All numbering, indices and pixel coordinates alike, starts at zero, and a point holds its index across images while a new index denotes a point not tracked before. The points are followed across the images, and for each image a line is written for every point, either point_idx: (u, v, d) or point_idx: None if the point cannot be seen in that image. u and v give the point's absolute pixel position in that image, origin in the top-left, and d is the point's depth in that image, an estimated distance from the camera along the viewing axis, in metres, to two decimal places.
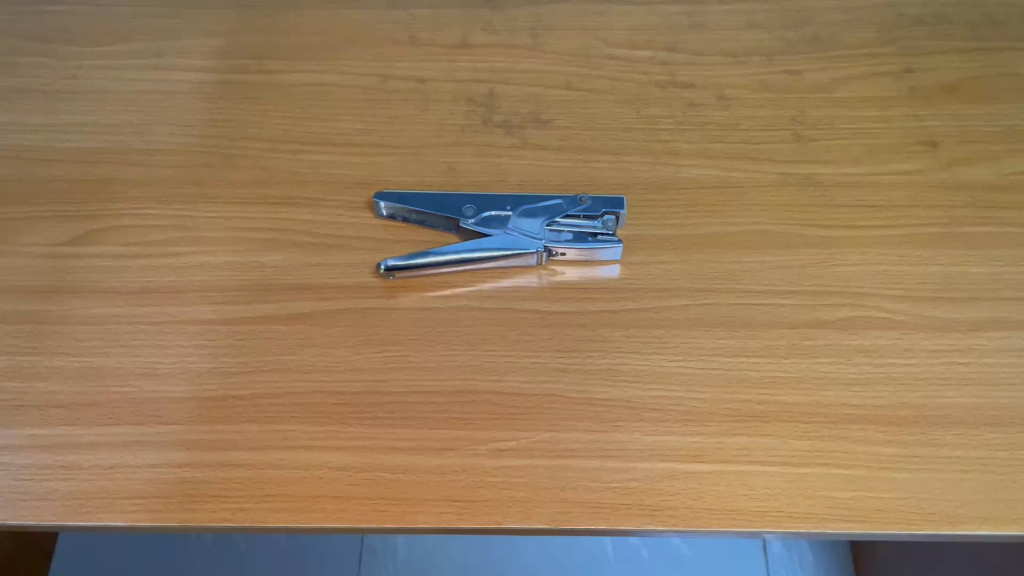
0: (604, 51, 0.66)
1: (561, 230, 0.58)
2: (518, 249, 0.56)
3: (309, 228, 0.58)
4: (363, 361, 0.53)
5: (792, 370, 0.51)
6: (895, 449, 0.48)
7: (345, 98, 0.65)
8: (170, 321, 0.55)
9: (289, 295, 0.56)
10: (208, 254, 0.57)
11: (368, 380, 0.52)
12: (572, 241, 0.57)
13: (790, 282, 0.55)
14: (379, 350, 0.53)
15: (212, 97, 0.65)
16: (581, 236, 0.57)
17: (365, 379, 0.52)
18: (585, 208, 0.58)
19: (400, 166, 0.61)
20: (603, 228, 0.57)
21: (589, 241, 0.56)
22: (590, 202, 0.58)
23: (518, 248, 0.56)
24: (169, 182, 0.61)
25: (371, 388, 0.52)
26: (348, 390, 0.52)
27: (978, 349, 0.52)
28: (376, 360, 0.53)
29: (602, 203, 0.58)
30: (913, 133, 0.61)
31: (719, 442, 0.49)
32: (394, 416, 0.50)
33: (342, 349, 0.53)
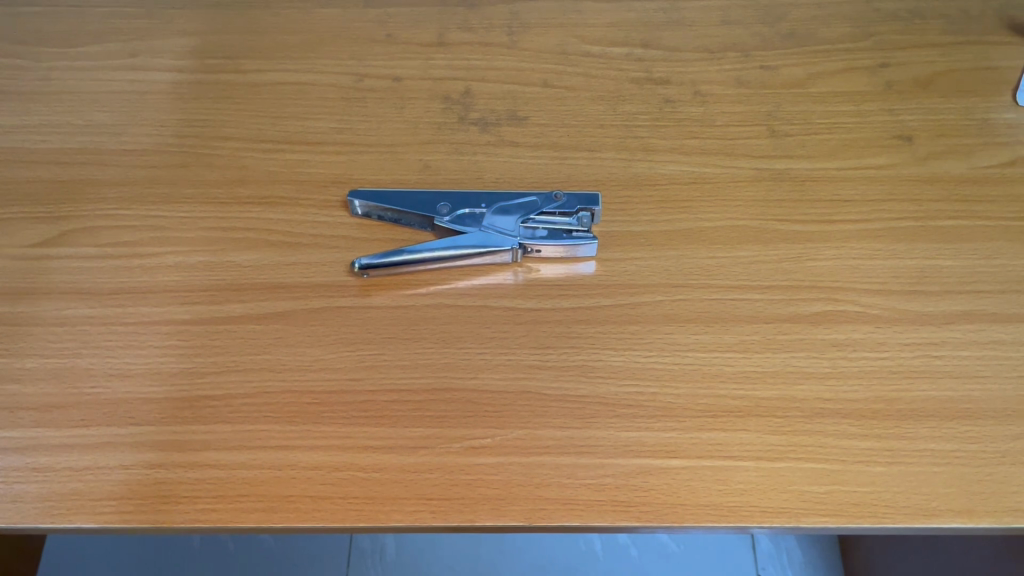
0: (581, 48, 0.66)
1: (536, 227, 0.57)
2: (494, 245, 0.56)
3: (283, 227, 0.58)
4: (337, 360, 0.52)
5: (767, 364, 0.52)
6: (868, 442, 0.49)
7: (321, 97, 0.64)
8: (143, 322, 0.54)
9: (262, 294, 0.55)
10: (181, 254, 0.57)
11: (342, 378, 0.52)
12: (547, 237, 0.57)
13: (765, 278, 0.55)
14: (353, 349, 0.53)
15: (185, 96, 0.64)
16: (557, 233, 0.57)
17: (338, 378, 0.52)
18: (560, 204, 0.57)
19: (375, 164, 0.61)
20: (579, 224, 0.57)
21: (564, 238, 0.56)
22: (566, 198, 0.58)
23: (494, 245, 0.56)
24: (141, 181, 0.60)
25: (345, 387, 0.51)
26: (322, 389, 0.51)
27: (951, 343, 0.52)
28: (349, 358, 0.53)
29: (577, 199, 0.58)
30: (886, 128, 0.61)
31: (694, 437, 0.49)
32: (366, 415, 0.50)
33: (315, 348, 0.53)
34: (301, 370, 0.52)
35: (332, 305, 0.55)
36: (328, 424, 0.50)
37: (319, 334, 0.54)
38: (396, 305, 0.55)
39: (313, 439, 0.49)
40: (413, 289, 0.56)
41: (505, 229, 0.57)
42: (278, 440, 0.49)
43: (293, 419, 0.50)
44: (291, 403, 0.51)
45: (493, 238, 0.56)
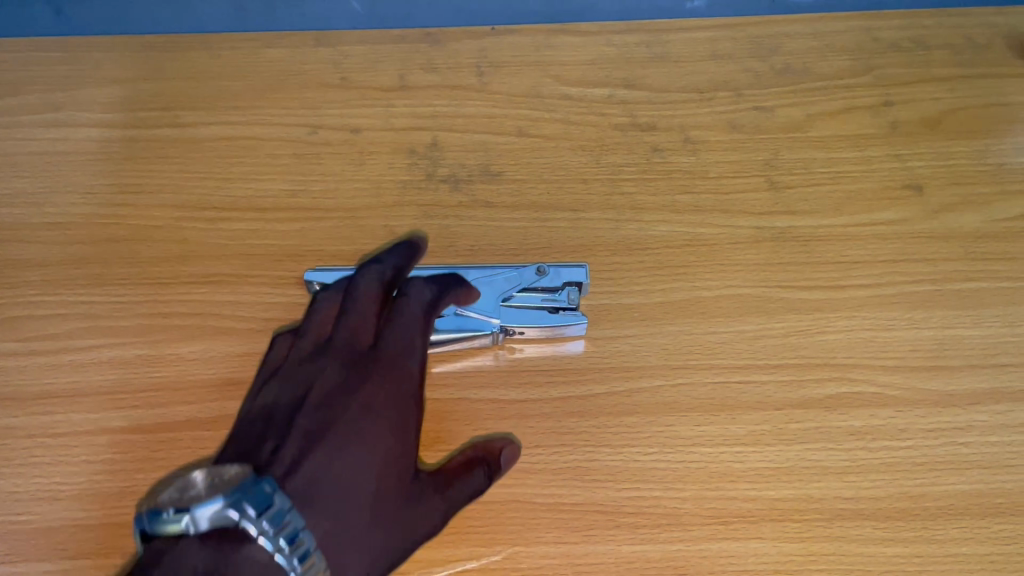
0: (558, 90, 0.60)
1: (520, 306, 0.51)
2: (473, 334, 0.50)
3: (233, 310, 0.52)
4: (367, 377, 0.43)
5: (780, 459, 0.47)
6: (896, 548, 0.44)
7: (270, 154, 0.57)
8: (74, 431, 0.48)
9: (211, 393, 0.49)
10: (117, 347, 0.50)
11: (372, 401, 0.42)
12: (533, 319, 0.51)
13: (774, 356, 0.50)
14: (385, 367, 0.44)
15: (117, 157, 0.57)
16: (543, 313, 0.51)
17: (368, 400, 0.42)
18: (544, 279, 0.51)
19: (334, 233, 0.54)
20: (567, 301, 0.51)
21: (550, 319, 0.50)
22: (551, 271, 0.52)
23: (473, 333, 0.50)
24: (69, 261, 0.53)
25: (373, 412, 0.42)
26: (346, 410, 0.41)
27: (979, 427, 0.47)
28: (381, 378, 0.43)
29: (564, 271, 0.52)
30: (894, 176, 0.56)
31: (704, 549, 0.44)
32: (394, 453, 0.41)
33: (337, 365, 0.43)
34: (319, 387, 0.43)
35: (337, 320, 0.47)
36: (353, 450, 0.40)
37: (342, 350, 0.44)
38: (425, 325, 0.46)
39: (332, 463, 0.39)
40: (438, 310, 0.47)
41: (483, 309, 0.50)
42: (289, 452, 0.39)
43: (306, 435, 0.40)
44: (307, 420, 0.41)
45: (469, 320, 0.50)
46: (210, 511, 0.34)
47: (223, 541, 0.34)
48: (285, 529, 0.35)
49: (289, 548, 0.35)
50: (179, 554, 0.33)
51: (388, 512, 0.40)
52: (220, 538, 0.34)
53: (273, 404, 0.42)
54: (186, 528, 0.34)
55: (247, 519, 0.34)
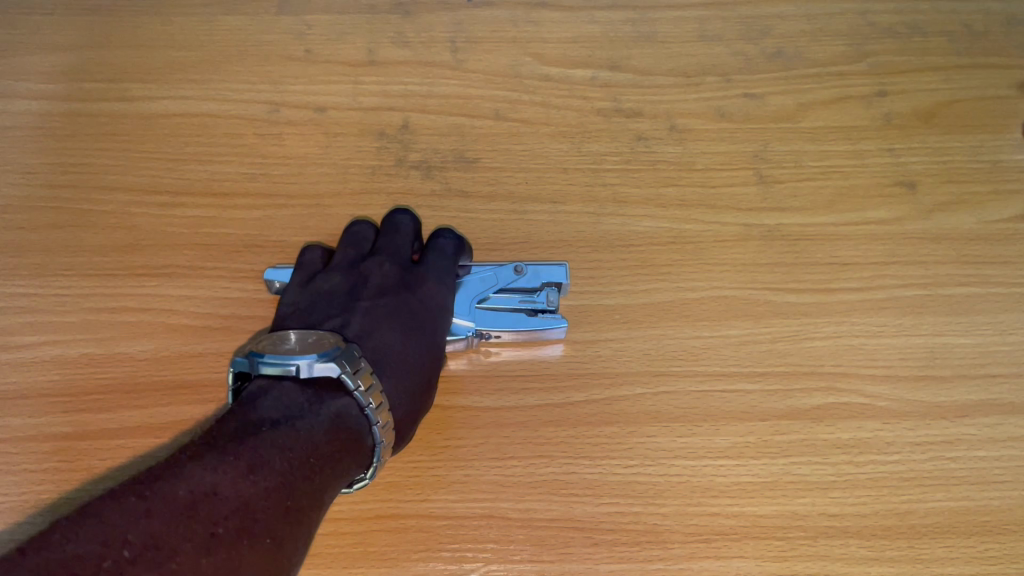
0: (537, 70, 0.56)
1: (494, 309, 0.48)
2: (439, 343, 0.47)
3: (187, 306, 0.48)
4: (423, 275, 0.46)
5: (764, 474, 0.45)
6: (883, 568, 0.42)
7: (227, 133, 0.53)
8: (14, 437, 0.44)
9: (163, 397, 0.46)
10: (60, 345, 0.47)
11: (428, 298, 0.45)
12: (508, 324, 0.48)
13: (759, 363, 0.48)
14: (436, 270, 0.47)
15: (60, 133, 0.53)
16: (519, 317, 0.48)
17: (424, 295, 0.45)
18: (522, 279, 0.48)
19: (297, 222, 0.51)
20: (546, 303, 0.48)
21: (529, 323, 0.47)
22: (529, 271, 0.48)
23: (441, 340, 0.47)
24: (7, 248, 0.49)
25: (428, 306, 0.45)
26: (406, 299, 0.44)
27: (967, 441, 0.46)
28: (435, 278, 0.46)
29: (543, 272, 0.48)
30: (887, 171, 0.54)
31: (685, 569, 0.42)
32: (442, 344, 0.45)
33: (392, 261, 0.46)
34: (377, 277, 0.45)
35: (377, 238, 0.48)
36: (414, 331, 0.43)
37: (393, 250, 0.47)
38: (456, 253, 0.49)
39: (395, 339, 0.43)
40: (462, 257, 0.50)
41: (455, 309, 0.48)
42: (356, 327, 0.43)
43: (372, 315, 0.43)
44: (370, 303, 0.44)
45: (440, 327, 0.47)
46: (315, 363, 0.38)
47: (320, 389, 0.38)
48: (371, 387, 0.39)
49: (378, 403, 0.39)
50: (281, 394, 0.38)
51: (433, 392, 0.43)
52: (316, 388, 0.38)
53: (330, 291, 0.45)
54: (290, 373, 0.38)
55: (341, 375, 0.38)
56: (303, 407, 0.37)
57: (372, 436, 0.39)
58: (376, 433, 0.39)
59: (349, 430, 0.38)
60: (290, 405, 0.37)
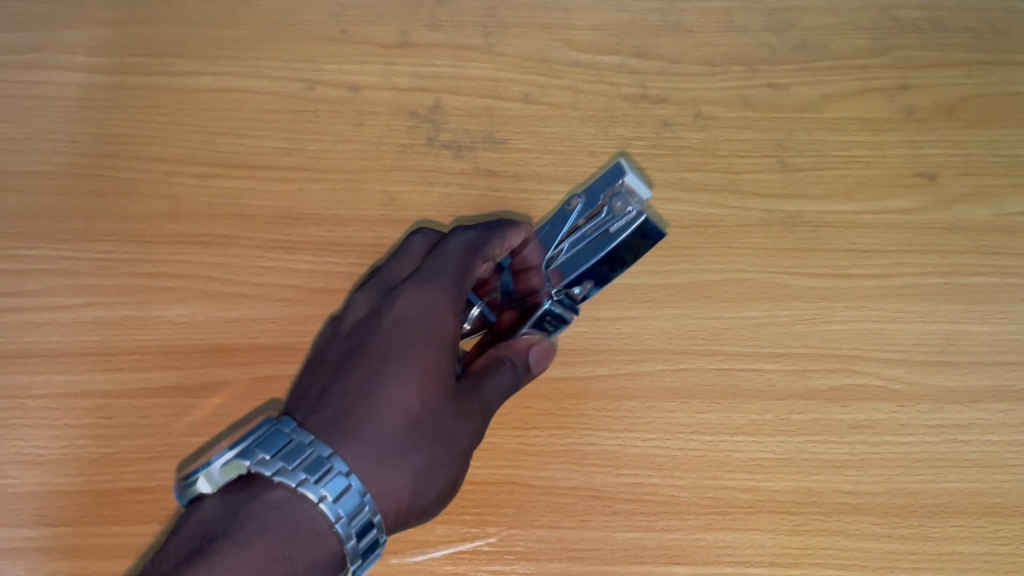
0: (567, 56, 0.57)
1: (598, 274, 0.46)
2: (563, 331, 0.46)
3: (223, 273, 0.50)
4: (398, 294, 0.41)
5: (781, 451, 0.46)
6: (894, 544, 0.44)
7: (264, 109, 0.55)
8: (56, 393, 0.46)
9: (199, 359, 0.47)
10: (100, 306, 0.48)
11: (399, 323, 0.40)
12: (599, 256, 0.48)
13: (776, 344, 0.49)
14: (416, 286, 0.41)
15: (102, 105, 0.54)
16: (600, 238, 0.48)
17: (394, 322, 0.40)
18: (581, 211, 0.48)
19: (331, 196, 0.52)
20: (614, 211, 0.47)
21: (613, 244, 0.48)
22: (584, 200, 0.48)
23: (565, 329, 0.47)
24: (51, 213, 0.51)
25: (402, 329, 0.40)
26: (375, 334, 0.40)
27: (981, 425, 0.47)
28: (410, 296, 0.41)
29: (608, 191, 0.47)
30: (907, 163, 0.55)
31: (700, 539, 0.44)
32: (432, 367, 0.39)
33: (374, 295, 0.43)
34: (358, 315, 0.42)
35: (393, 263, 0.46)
36: (382, 367, 0.38)
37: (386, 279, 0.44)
38: (461, 254, 0.44)
39: (358, 381, 0.38)
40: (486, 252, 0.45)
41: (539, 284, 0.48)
42: (324, 380, 0.39)
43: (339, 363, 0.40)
44: (340, 353, 0.40)
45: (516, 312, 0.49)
46: (223, 465, 0.35)
47: (245, 489, 0.34)
48: (303, 462, 0.34)
49: (310, 475, 0.33)
50: (202, 514, 0.34)
51: (429, 424, 0.38)
52: (247, 484, 0.34)
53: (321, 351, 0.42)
54: (208, 487, 0.34)
55: (257, 468, 0.33)
56: (225, 518, 0.33)
57: (321, 516, 0.33)
58: (324, 509, 0.33)
59: (271, 530, 0.32)
60: (210, 523, 0.33)
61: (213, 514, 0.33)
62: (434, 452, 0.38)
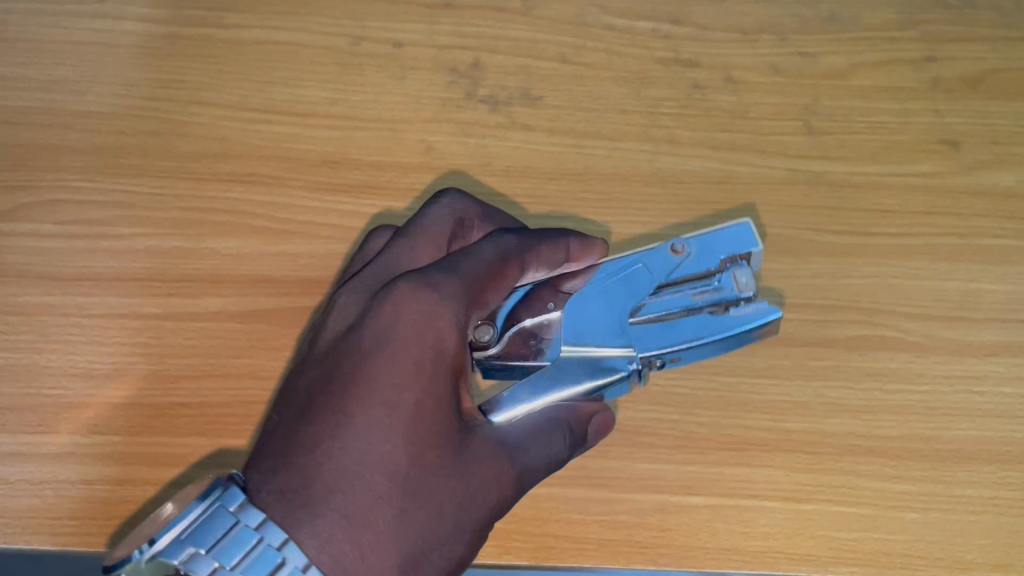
0: (602, 21, 0.59)
1: (637, 271, 0.47)
2: (581, 317, 0.46)
3: (269, 211, 0.52)
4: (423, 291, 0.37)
5: (798, 394, 0.48)
6: (905, 485, 0.46)
7: (314, 63, 0.57)
8: (111, 314, 0.50)
9: (245, 287, 0.50)
10: (153, 237, 0.52)
11: (404, 347, 0.35)
12: (682, 339, 0.46)
13: (795, 295, 0.50)
14: (408, 291, 0.37)
15: (160, 53, 0.57)
16: (708, 315, 0.47)
17: (391, 343, 0.35)
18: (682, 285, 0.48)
19: (374, 143, 0.55)
20: (732, 288, 0.48)
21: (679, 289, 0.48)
22: (695, 248, 0.48)
23: (604, 352, 0.45)
24: (109, 150, 0.54)
25: (403, 361, 0.35)
26: (366, 366, 0.35)
27: (994, 377, 0.49)
28: (407, 298, 0.37)
29: (703, 248, 0.48)
30: (932, 130, 0.55)
31: (717, 473, 0.46)
32: (438, 424, 0.35)
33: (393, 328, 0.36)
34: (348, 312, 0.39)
35: (435, 254, 0.43)
36: (374, 412, 0.34)
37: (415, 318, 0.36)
38: (497, 264, 0.41)
39: (342, 424, 0.33)
40: (521, 257, 0.43)
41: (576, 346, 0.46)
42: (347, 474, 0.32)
43: (318, 399, 0.35)
44: (312, 380, 0.36)
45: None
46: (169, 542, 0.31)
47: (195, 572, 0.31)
48: (219, 544, 0.31)
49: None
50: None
51: (430, 487, 0.34)
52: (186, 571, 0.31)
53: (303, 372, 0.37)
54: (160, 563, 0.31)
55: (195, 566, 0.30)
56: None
57: None
58: None
59: None
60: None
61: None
62: (434, 521, 0.34)
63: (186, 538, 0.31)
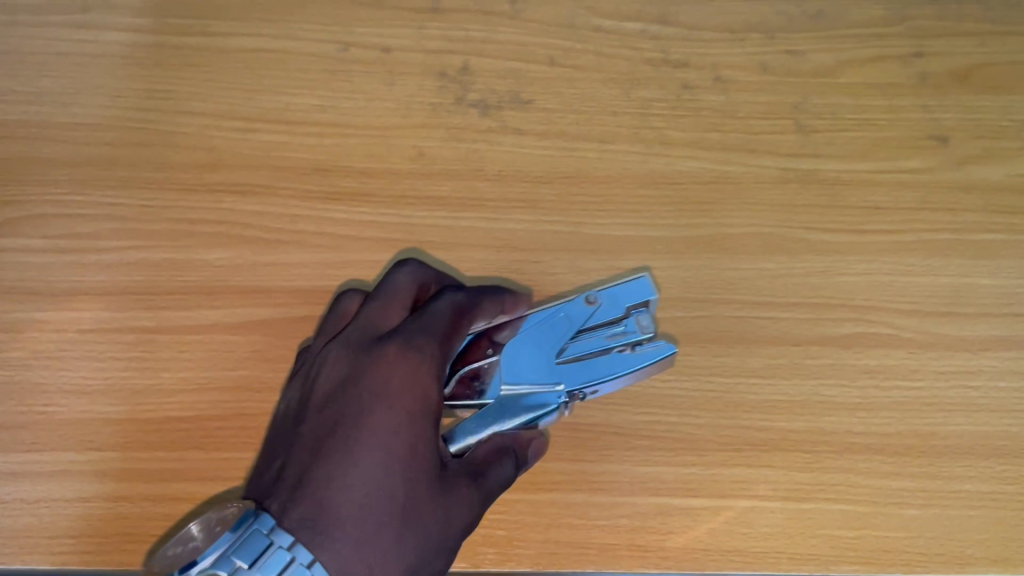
0: (590, 22, 0.59)
1: (559, 316, 0.48)
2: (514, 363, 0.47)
3: (261, 221, 0.52)
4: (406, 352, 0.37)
5: (795, 393, 0.48)
6: (904, 482, 0.46)
7: (302, 70, 0.57)
8: (103, 328, 0.49)
9: (238, 299, 0.50)
10: (144, 250, 0.51)
11: (396, 399, 0.36)
12: (602, 373, 0.47)
13: (790, 293, 0.50)
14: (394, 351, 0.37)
15: (146, 64, 0.57)
16: (616, 354, 0.48)
17: (386, 393, 0.36)
18: (592, 320, 0.48)
19: (363, 151, 0.54)
20: (637, 330, 0.48)
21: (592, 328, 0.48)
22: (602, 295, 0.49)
23: (536, 392, 0.46)
24: (97, 163, 0.53)
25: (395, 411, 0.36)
26: (365, 413, 0.36)
27: (988, 372, 0.49)
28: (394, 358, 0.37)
29: (614, 292, 0.49)
30: (922, 126, 0.56)
31: (717, 474, 0.46)
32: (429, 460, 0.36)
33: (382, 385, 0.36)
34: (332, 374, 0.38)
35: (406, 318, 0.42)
36: (372, 453, 0.35)
37: (397, 374, 0.37)
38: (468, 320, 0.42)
39: (348, 463, 0.34)
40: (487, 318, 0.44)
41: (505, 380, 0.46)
42: (350, 506, 0.33)
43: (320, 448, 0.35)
44: (312, 431, 0.36)
45: (561, 263, 0.51)
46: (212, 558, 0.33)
47: None
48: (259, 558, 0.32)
49: None
50: None
51: (424, 511, 0.35)
52: None
53: (293, 424, 0.37)
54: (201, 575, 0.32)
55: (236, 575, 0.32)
56: None
57: None
58: None
59: None
60: None
61: None
62: (429, 545, 0.35)
63: (232, 556, 0.33)
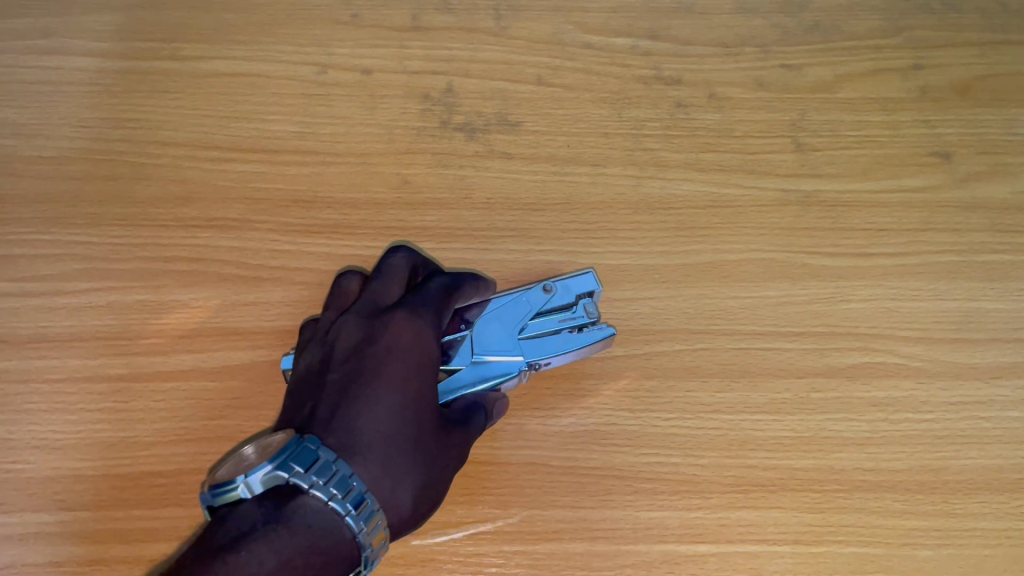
0: (578, 38, 0.57)
1: (519, 299, 0.47)
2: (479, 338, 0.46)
3: (239, 257, 0.49)
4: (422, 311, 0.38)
5: (801, 430, 0.46)
6: (916, 521, 0.44)
7: (278, 94, 0.54)
8: (73, 377, 0.46)
9: (216, 342, 0.47)
10: (115, 292, 0.48)
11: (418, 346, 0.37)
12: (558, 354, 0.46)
13: (794, 323, 0.48)
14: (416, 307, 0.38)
15: (114, 91, 0.54)
16: (566, 335, 0.46)
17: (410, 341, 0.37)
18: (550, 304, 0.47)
19: (345, 180, 0.52)
20: (585, 315, 0.47)
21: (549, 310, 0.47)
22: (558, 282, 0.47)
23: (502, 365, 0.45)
24: (63, 198, 0.51)
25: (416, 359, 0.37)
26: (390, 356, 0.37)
27: (1000, 402, 0.47)
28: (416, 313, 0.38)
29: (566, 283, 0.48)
30: (923, 142, 0.54)
31: (723, 518, 0.44)
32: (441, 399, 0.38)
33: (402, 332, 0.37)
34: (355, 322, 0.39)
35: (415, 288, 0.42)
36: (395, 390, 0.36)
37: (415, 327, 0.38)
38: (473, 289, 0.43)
39: (361, 403, 0.35)
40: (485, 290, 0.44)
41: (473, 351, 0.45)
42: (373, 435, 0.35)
43: (335, 391, 0.36)
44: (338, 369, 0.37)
45: None
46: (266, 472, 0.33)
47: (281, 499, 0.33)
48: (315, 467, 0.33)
49: (342, 492, 0.32)
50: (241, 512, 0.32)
51: (430, 444, 0.37)
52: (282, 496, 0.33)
53: (310, 376, 0.38)
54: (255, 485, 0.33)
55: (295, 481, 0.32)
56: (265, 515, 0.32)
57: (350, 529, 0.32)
58: (353, 524, 0.32)
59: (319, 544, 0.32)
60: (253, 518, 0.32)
61: (254, 514, 0.32)
62: (433, 471, 0.37)
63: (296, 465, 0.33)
